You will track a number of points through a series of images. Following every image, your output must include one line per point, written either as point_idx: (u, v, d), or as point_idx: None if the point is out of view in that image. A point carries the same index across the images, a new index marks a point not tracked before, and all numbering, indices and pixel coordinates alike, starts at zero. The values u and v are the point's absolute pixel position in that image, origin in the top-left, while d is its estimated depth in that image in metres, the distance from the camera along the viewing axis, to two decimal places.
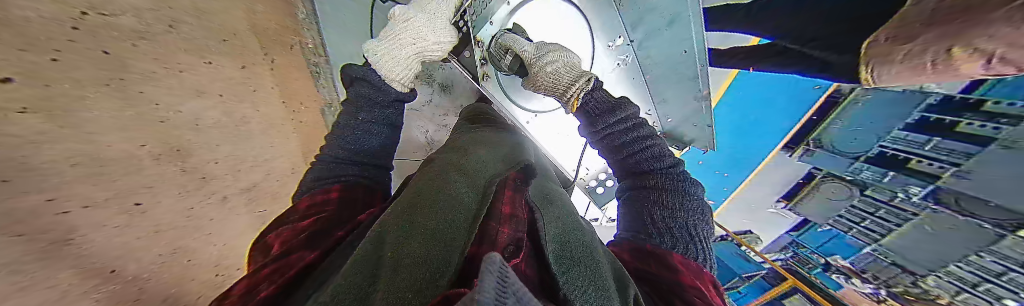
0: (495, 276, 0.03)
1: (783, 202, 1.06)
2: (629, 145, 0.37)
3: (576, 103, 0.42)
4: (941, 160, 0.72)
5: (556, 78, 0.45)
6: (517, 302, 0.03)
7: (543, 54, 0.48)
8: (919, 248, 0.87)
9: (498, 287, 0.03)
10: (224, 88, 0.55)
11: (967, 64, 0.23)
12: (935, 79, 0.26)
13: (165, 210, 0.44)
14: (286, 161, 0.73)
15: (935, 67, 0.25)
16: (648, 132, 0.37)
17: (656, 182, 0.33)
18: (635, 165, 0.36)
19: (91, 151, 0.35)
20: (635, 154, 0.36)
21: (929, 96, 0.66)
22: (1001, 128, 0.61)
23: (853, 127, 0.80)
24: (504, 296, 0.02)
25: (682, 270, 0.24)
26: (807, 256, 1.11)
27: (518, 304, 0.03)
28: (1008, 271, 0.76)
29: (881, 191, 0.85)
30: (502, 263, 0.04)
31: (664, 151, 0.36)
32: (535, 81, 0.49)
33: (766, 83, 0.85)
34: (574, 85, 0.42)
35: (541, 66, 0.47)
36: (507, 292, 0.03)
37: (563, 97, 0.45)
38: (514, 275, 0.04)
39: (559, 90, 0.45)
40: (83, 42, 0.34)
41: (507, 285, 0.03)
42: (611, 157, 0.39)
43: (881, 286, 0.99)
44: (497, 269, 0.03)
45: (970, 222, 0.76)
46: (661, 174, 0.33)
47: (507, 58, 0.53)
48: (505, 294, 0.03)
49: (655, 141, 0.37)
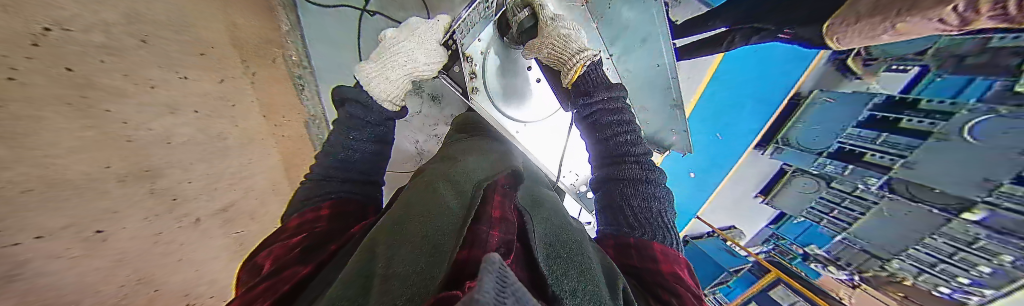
0: (494, 275, 0.03)
1: (760, 197, 1.14)
2: (609, 127, 0.39)
3: (579, 70, 0.44)
4: (890, 153, 0.79)
5: (564, 44, 0.46)
6: (516, 299, 0.03)
7: (559, 24, 0.50)
8: (882, 235, 0.96)
9: (498, 287, 0.03)
10: (199, 104, 0.52)
11: (907, 30, 0.37)
12: (879, 42, 0.41)
13: (127, 236, 0.41)
14: (265, 177, 0.69)
15: (884, 35, 0.39)
16: (629, 118, 0.39)
17: (628, 174, 0.34)
18: (613, 151, 0.37)
19: (49, 176, 0.33)
20: (612, 137, 0.38)
21: (874, 96, 0.76)
22: (936, 123, 0.70)
23: (812, 125, 0.88)
24: (504, 295, 0.03)
25: (661, 261, 0.26)
26: (786, 247, 1.21)
27: (517, 302, 0.03)
28: (958, 251, 0.85)
29: (844, 182, 0.93)
30: (500, 264, 0.04)
31: (637, 138, 0.37)
32: (540, 46, 0.49)
33: (737, 85, 0.93)
34: (580, 53, 0.44)
35: (556, 28, 0.49)
36: (507, 291, 0.03)
37: (565, 65, 0.46)
38: (511, 273, 0.04)
39: (560, 58, 0.47)
40: (45, 60, 0.32)
41: (505, 286, 0.04)
42: (592, 137, 0.40)
43: (854, 272, 1.10)
44: (496, 269, 0.04)
45: (922, 208, 0.84)
46: (633, 161, 0.35)
47: (524, 12, 0.55)
48: (505, 292, 0.03)
49: (630, 127, 0.38)
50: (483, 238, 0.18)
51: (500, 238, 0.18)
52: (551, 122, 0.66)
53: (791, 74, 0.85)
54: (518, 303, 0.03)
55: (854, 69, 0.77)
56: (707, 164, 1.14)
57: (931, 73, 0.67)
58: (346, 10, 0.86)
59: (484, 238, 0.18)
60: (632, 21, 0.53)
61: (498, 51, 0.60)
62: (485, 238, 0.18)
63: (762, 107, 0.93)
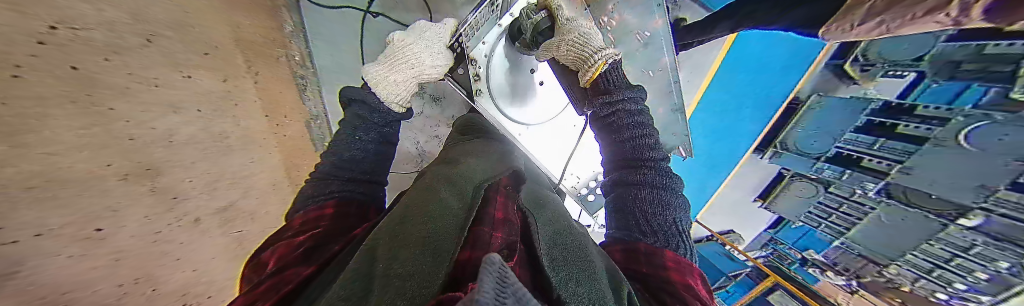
0: (494, 276, 0.04)
1: (760, 201, 1.17)
2: (625, 130, 0.38)
3: (601, 67, 0.43)
4: (887, 158, 0.81)
5: (583, 42, 0.46)
6: (514, 300, 0.03)
7: (576, 24, 0.49)
8: (879, 239, 0.97)
9: (498, 287, 0.03)
10: (202, 103, 0.52)
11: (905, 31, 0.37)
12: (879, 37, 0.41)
13: (128, 236, 0.40)
14: (265, 177, 0.69)
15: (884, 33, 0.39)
16: (647, 122, 0.39)
17: (642, 178, 0.34)
18: (629, 155, 0.37)
19: (48, 171, 0.31)
20: (628, 141, 0.38)
21: (872, 102, 0.77)
22: (934, 129, 0.70)
23: (811, 129, 0.90)
24: (503, 295, 0.03)
25: (672, 268, 0.26)
26: (785, 251, 1.23)
27: (518, 303, 0.04)
28: (954, 256, 0.86)
29: (841, 187, 0.95)
30: (501, 265, 0.04)
31: (655, 143, 0.37)
32: (559, 45, 0.49)
33: (733, 90, 0.96)
34: (601, 51, 0.43)
35: (571, 28, 0.48)
36: (506, 291, 0.03)
37: (586, 63, 0.44)
38: (512, 275, 0.05)
39: (581, 54, 0.45)
40: (48, 57, 0.31)
41: (505, 285, 0.04)
42: (608, 139, 0.40)
43: (852, 277, 1.10)
44: (496, 269, 0.04)
45: (918, 213, 0.85)
46: (651, 166, 0.35)
47: (541, 14, 0.53)
48: (505, 293, 0.03)
49: (648, 132, 0.38)
50: (485, 239, 0.18)
51: (504, 240, 0.19)
52: (560, 121, 0.67)
53: (788, 81, 0.88)
54: (517, 303, 0.03)
55: (850, 74, 0.79)
56: (709, 166, 1.17)
57: (925, 82, 0.68)
58: (352, 11, 0.89)
59: (487, 239, 0.18)
60: (637, 26, 0.53)
61: (503, 50, 0.60)
62: (488, 240, 0.18)
63: (761, 110, 0.96)
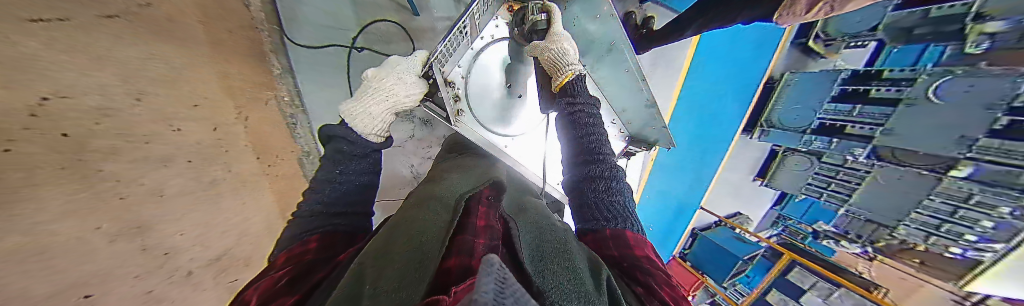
0: (492, 280, 0.03)
1: (760, 179, 1.45)
2: (584, 127, 0.38)
3: (569, 77, 0.45)
4: (869, 123, 1.05)
5: (560, 56, 0.47)
6: (513, 300, 0.03)
7: (562, 37, 0.50)
8: (883, 201, 1.22)
9: (497, 288, 0.03)
10: (194, 153, 0.52)
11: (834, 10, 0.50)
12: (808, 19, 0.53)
13: (116, 298, 0.39)
14: (255, 221, 0.68)
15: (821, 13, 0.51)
16: (599, 122, 0.40)
17: (597, 172, 0.34)
18: (586, 152, 0.36)
19: (35, 242, 0.30)
20: (586, 136, 0.37)
21: (841, 72, 1.00)
22: (903, 90, 0.94)
23: (791, 105, 1.11)
24: (504, 294, 0.03)
25: (634, 246, 0.28)
26: (797, 227, 1.61)
27: (518, 302, 0.03)
28: (956, 209, 1.10)
29: (832, 156, 1.22)
30: (498, 265, 0.04)
31: (602, 139, 0.38)
32: (543, 50, 0.49)
33: (711, 75, 1.04)
34: (572, 64, 0.46)
35: (559, 39, 0.49)
36: (505, 291, 0.03)
37: (557, 70, 0.47)
38: (510, 276, 0.05)
39: (557, 63, 0.47)
40: (39, 128, 0.30)
41: (505, 286, 0.03)
42: (568, 135, 0.39)
43: (866, 243, 1.43)
44: (495, 272, 0.04)
45: (911, 171, 1.11)
46: (602, 161, 0.35)
47: (542, 17, 0.53)
48: (504, 292, 0.03)
49: (598, 130, 0.39)
50: (468, 246, 0.19)
51: (485, 245, 0.19)
52: (535, 129, 0.69)
53: (763, 54, 1.00)
54: (517, 304, 0.03)
55: (818, 49, 1.05)
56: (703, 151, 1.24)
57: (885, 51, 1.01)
58: (335, 49, 0.92)
59: (469, 247, 0.19)
60: (598, 33, 0.57)
61: (478, 69, 0.61)
62: (471, 247, 0.19)
63: (740, 94, 1.08)
